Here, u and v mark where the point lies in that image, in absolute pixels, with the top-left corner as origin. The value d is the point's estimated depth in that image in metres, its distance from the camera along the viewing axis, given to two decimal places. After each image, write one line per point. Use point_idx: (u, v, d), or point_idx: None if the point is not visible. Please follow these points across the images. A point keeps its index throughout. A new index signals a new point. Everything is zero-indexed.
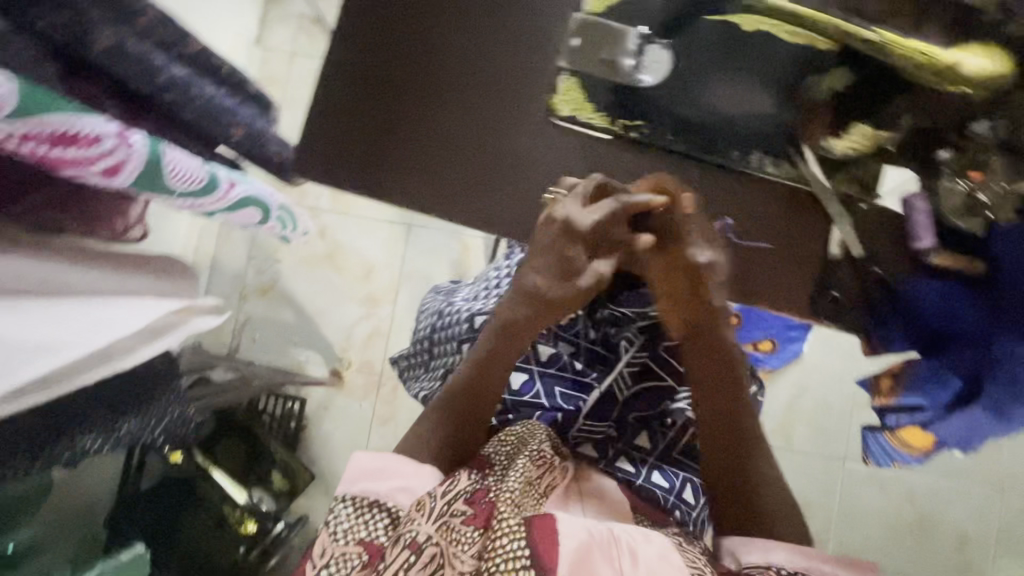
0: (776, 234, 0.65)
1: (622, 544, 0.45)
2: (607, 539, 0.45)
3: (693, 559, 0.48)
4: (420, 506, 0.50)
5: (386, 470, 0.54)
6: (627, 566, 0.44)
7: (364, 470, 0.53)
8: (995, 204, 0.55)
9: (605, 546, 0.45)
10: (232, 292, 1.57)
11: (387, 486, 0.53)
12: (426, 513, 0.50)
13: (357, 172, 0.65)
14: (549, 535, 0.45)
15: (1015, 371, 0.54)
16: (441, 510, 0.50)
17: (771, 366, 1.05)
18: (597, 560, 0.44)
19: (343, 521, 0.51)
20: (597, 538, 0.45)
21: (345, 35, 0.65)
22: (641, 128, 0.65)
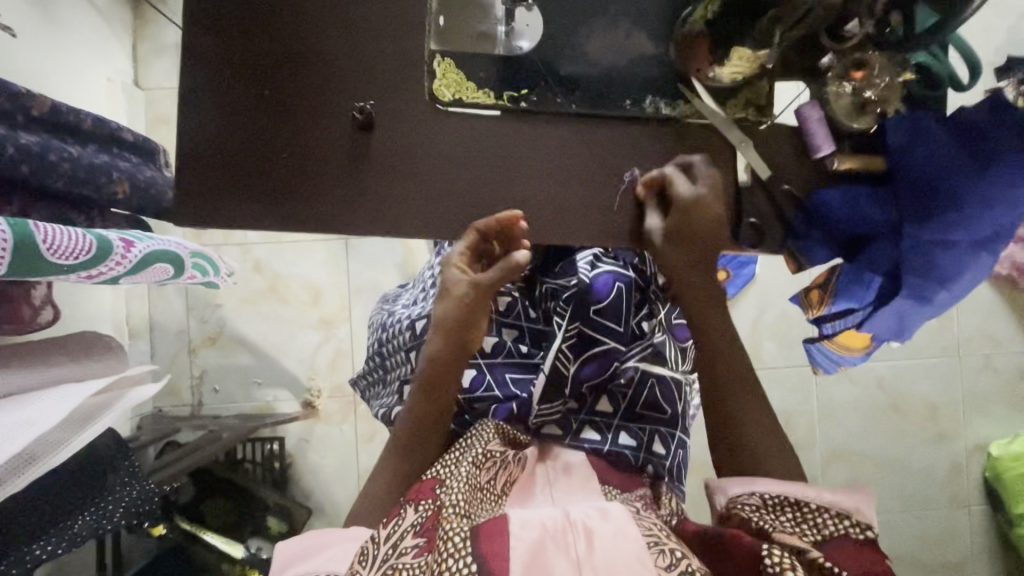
0: (686, 174, 0.64)
1: (577, 529, 0.48)
2: (561, 529, 0.48)
3: (649, 526, 0.51)
4: (364, 557, 0.48)
5: (317, 546, 0.51)
6: (582, 552, 0.47)
7: (289, 557, 0.50)
8: (882, 97, 0.59)
9: (557, 537, 0.48)
10: (180, 349, 1.51)
11: (316, 561, 0.49)
12: (370, 563, 0.47)
13: (246, 206, 0.61)
14: (496, 538, 0.47)
15: (928, 258, 0.56)
16: (387, 555, 0.48)
17: (727, 293, 1.07)
18: (551, 553, 0.47)
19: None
20: (550, 530, 0.48)
21: (197, 65, 0.61)
22: (529, 96, 0.63)
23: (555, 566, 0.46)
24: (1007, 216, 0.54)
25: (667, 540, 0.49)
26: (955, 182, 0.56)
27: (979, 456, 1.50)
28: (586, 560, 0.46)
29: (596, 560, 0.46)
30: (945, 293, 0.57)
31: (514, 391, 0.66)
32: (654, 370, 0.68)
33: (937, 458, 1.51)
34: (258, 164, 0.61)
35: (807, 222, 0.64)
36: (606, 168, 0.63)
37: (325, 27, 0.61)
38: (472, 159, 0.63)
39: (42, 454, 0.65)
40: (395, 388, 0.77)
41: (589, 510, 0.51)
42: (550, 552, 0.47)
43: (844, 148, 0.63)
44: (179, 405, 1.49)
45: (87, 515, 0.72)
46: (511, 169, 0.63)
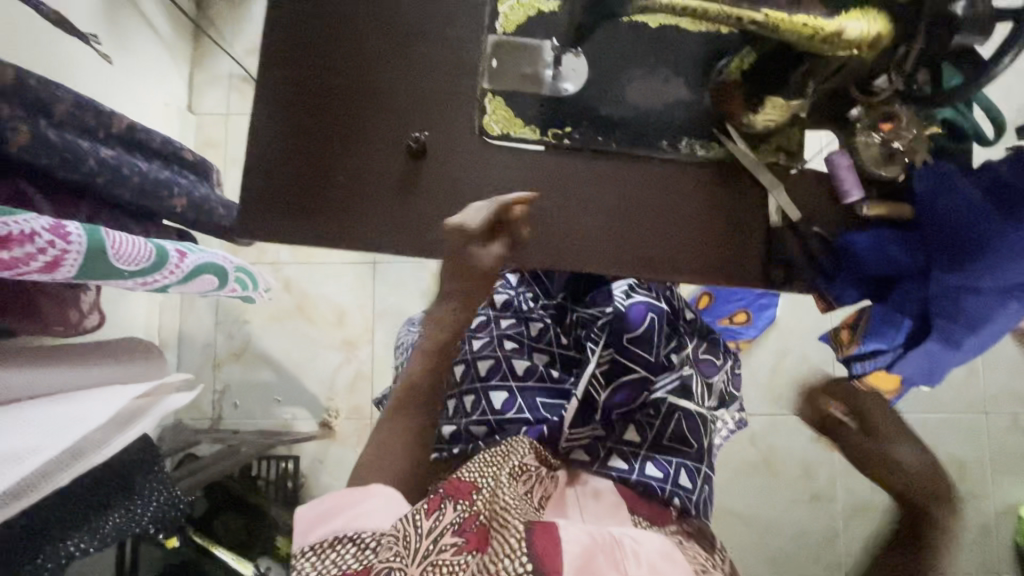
0: (719, 212, 0.67)
1: (625, 549, 0.50)
2: (609, 543, 0.50)
3: (695, 557, 0.55)
4: (406, 540, 0.49)
5: (338, 509, 0.53)
6: (631, 568, 0.49)
7: (316, 516, 0.52)
8: (910, 147, 0.62)
9: (606, 550, 0.49)
10: (205, 363, 1.54)
11: (343, 521, 0.52)
12: (411, 552, 0.49)
13: (300, 224, 0.65)
14: (548, 537, 0.48)
15: (960, 304, 0.58)
16: (428, 548, 0.49)
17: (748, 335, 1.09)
18: (601, 563, 0.48)
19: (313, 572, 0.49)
20: (599, 543, 0.50)
21: (267, 95, 0.66)
22: (572, 134, 0.67)
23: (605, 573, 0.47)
24: None
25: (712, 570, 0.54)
26: (971, 234, 0.58)
27: (1010, 518, 1.45)
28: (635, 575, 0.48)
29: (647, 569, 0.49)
30: (972, 339, 0.58)
31: (545, 414, 0.66)
32: (682, 403, 0.69)
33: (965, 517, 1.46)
34: (315, 186, 0.65)
35: (835, 264, 0.66)
36: (642, 204, 0.67)
37: (386, 66, 0.67)
38: (514, 191, 0.66)
39: (86, 451, 0.67)
40: None
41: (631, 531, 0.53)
42: (600, 561, 0.48)
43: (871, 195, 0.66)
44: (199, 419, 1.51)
45: (117, 516, 0.74)
46: (552, 201, 0.67)
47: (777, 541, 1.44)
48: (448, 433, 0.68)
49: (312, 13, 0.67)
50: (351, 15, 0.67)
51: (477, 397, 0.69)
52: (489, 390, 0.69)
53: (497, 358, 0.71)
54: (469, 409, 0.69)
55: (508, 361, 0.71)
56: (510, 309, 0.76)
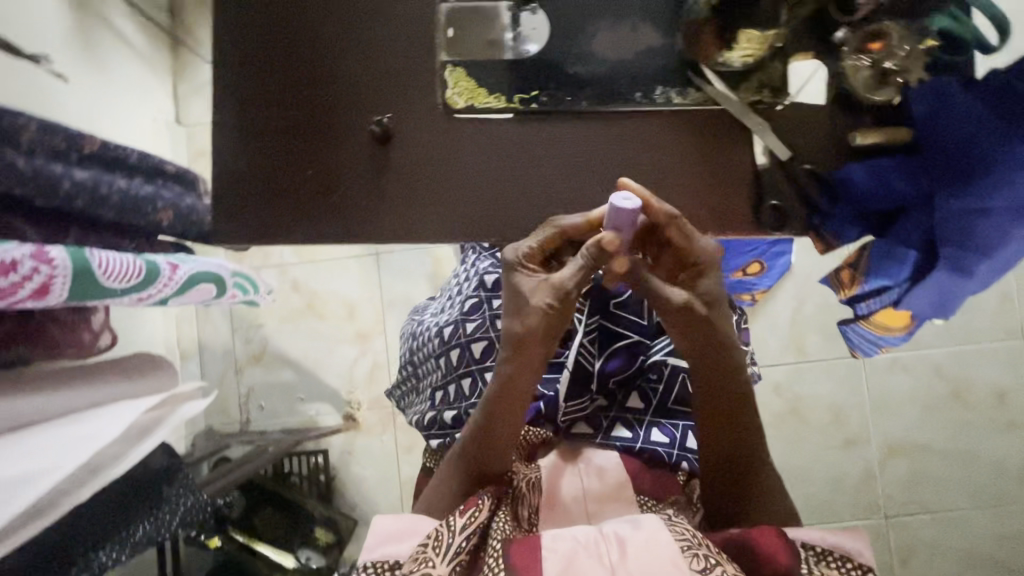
0: (704, 159, 0.63)
1: (610, 540, 0.48)
2: (592, 540, 0.49)
3: (682, 530, 0.49)
4: (432, 542, 0.51)
5: (411, 530, 0.55)
6: (616, 560, 0.47)
7: (386, 534, 0.54)
8: (904, 66, 0.58)
9: (591, 547, 0.48)
10: (226, 369, 1.58)
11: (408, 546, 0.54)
12: (441, 552, 0.51)
13: (280, 223, 0.64)
14: (531, 550, 0.48)
15: (968, 227, 0.55)
16: (452, 548, 0.51)
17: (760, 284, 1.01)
18: (585, 562, 0.47)
19: None
20: (584, 542, 0.48)
21: (230, 94, 0.64)
22: (539, 97, 0.64)
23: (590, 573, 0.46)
24: None
25: (699, 543, 0.48)
26: (990, 141, 0.54)
27: None
28: (620, 566, 0.46)
29: (629, 565, 0.46)
30: (986, 264, 0.55)
31: (541, 390, 0.64)
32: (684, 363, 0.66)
33: (1009, 449, 1.41)
34: (288, 184, 0.64)
35: (831, 201, 0.62)
36: (622, 158, 0.64)
37: (342, 51, 0.64)
38: (476, 166, 0.64)
39: (104, 466, 0.70)
40: (429, 395, 0.78)
41: (621, 523, 0.50)
42: (584, 561, 0.47)
43: (865, 123, 0.62)
44: (229, 422, 1.56)
45: (147, 523, 0.79)
46: (521, 173, 0.64)
47: (812, 490, 1.41)
48: (451, 418, 0.70)
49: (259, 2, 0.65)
50: (298, 4, 0.65)
51: (474, 379, 0.70)
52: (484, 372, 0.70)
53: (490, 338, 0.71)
54: (468, 392, 0.70)
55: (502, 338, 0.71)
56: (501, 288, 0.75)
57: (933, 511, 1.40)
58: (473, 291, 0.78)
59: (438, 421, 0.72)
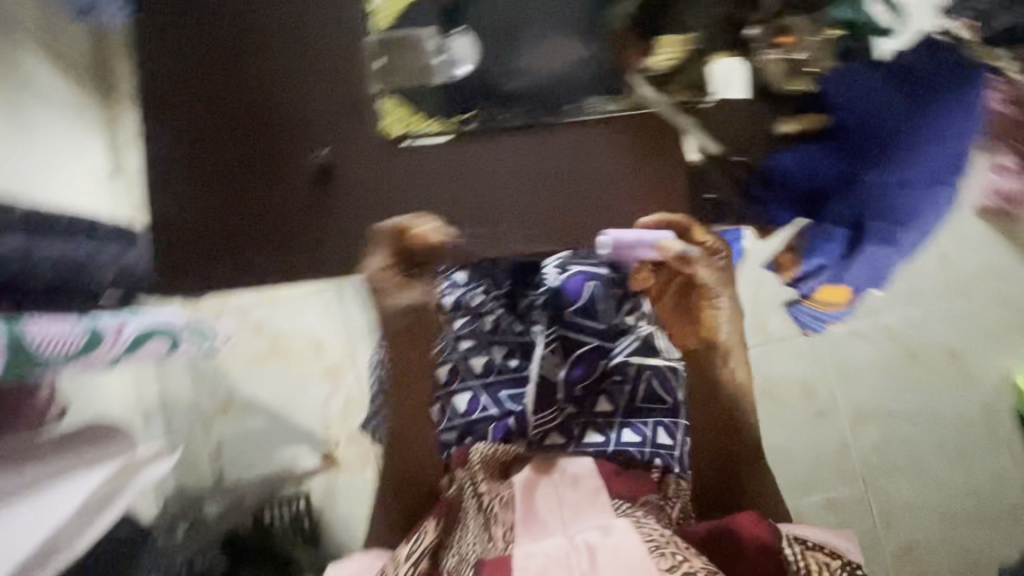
0: (640, 162, 0.65)
1: (580, 551, 0.50)
2: (564, 554, 0.50)
3: (650, 531, 0.51)
4: None
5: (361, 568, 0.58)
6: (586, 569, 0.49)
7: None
8: (813, 57, 0.61)
9: (560, 562, 0.50)
10: (194, 424, 1.52)
11: None
12: None
13: (224, 268, 0.62)
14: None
15: (887, 202, 0.60)
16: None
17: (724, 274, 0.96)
18: None
19: None
20: (554, 558, 0.50)
21: (163, 142, 0.63)
22: (477, 117, 0.65)
23: None
24: (956, 144, 0.59)
25: (667, 542, 0.50)
26: (892, 122, 0.60)
27: (1007, 391, 1.48)
28: None
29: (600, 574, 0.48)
30: (909, 233, 0.60)
31: (510, 406, 0.66)
32: (649, 362, 0.69)
33: (966, 402, 1.48)
34: (229, 227, 0.63)
35: (766, 188, 0.64)
36: (564, 169, 0.65)
37: (273, 91, 0.64)
38: (423, 190, 0.64)
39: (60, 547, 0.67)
40: None
41: (591, 531, 0.53)
42: None
43: (786, 113, 0.65)
44: (202, 478, 1.49)
45: None
46: (466, 192, 0.65)
47: (793, 466, 1.45)
48: None
49: (185, 50, 0.64)
50: (225, 48, 0.64)
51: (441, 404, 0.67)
52: (452, 395, 0.68)
53: (453, 360, 0.69)
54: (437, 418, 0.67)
55: (465, 361, 0.70)
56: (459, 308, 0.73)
57: (906, 469, 1.46)
58: None
59: None
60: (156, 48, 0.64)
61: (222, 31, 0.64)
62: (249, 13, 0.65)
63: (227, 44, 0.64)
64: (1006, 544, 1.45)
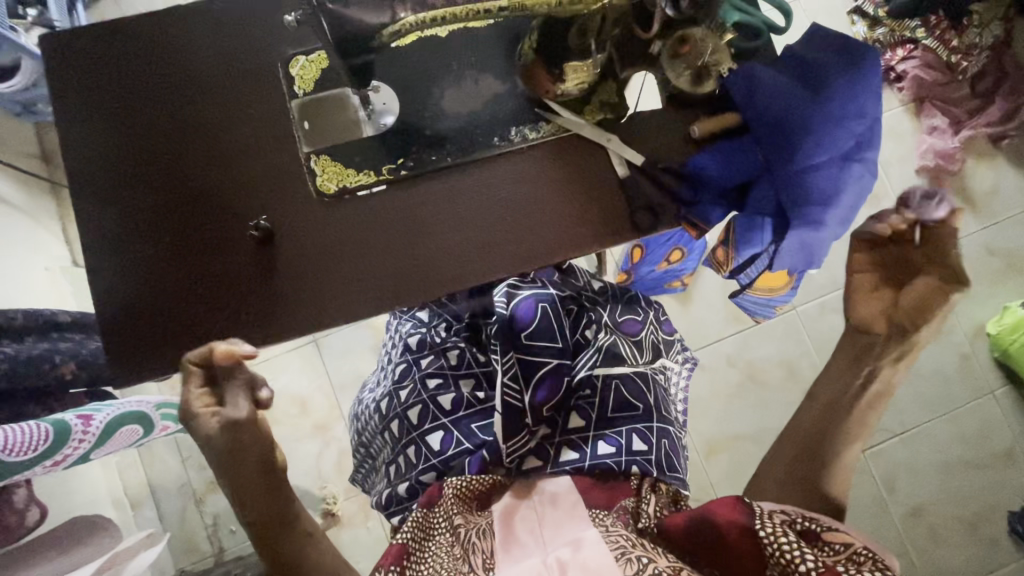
0: (570, 181, 0.68)
1: (553, 569, 0.52)
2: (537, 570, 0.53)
3: (616, 538, 0.54)
4: None
5: None
6: None
7: None
8: (716, 61, 0.67)
9: None
10: (186, 503, 1.48)
11: None
12: None
13: (177, 346, 0.63)
14: None
15: (804, 186, 0.62)
16: None
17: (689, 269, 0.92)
18: None
19: None
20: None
21: (100, 232, 0.64)
22: (406, 163, 0.67)
23: None
24: (859, 125, 0.63)
25: (633, 548, 0.53)
26: (795, 110, 0.63)
27: (979, 340, 1.51)
28: None
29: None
30: (830, 211, 0.61)
31: (482, 437, 0.66)
32: (615, 371, 0.70)
33: (944, 355, 1.51)
34: (178, 307, 0.63)
35: (693, 190, 0.67)
36: (499, 199, 0.67)
37: (206, 168, 0.65)
38: (364, 240, 0.66)
39: None
40: (384, 473, 0.75)
41: (564, 546, 0.55)
42: None
43: (700, 116, 0.68)
44: (201, 559, 1.45)
45: None
46: (406, 235, 0.66)
47: None
48: (405, 490, 0.68)
49: (111, 140, 0.65)
50: (152, 134, 0.66)
51: (417, 446, 0.69)
52: (426, 435, 0.69)
53: (422, 401, 0.71)
54: (416, 459, 0.68)
55: (434, 399, 0.71)
56: (426, 348, 0.76)
57: (899, 432, 1.48)
58: (400, 357, 0.78)
59: (394, 497, 0.69)
60: (81, 144, 0.65)
61: (146, 116, 0.66)
62: (171, 96, 0.66)
63: (152, 128, 0.66)
64: (1009, 488, 1.47)
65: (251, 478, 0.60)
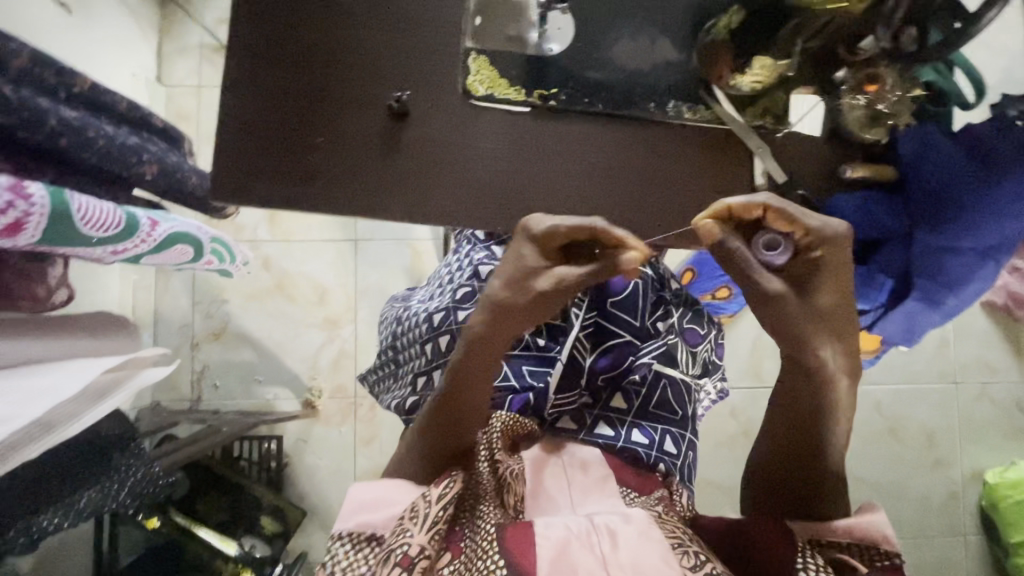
0: (706, 174, 0.66)
1: (601, 531, 0.50)
2: (585, 531, 0.50)
3: (672, 529, 0.52)
4: (414, 514, 0.52)
5: (384, 500, 0.55)
6: (607, 550, 0.49)
7: (362, 503, 0.54)
8: (894, 111, 0.63)
9: (582, 537, 0.49)
10: (181, 343, 1.50)
11: (382, 517, 0.54)
12: (419, 521, 0.51)
13: (281, 186, 0.62)
14: (524, 541, 0.49)
15: (938, 263, 0.61)
16: (431, 520, 0.51)
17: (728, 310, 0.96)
18: (576, 550, 0.48)
19: (343, 560, 0.52)
20: (575, 531, 0.50)
21: (243, 48, 0.63)
22: (558, 95, 0.65)
23: (580, 561, 0.48)
24: (1012, 226, 0.58)
25: (690, 542, 0.51)
26: (959, 189, 0.59)
27: (976, 483, 1.51)
28: (611, 558, 0.48)
29: (621, 556, 0.48)
30: (953, 298, 0.61)
31: (531, 381, 0.65)
32: (666, 370, 0.69)
33: (936, 484, 1.51)
34: (293, 149, 0.63)
35: None
36: (633, 165, 0.66)
37: (365, 26, 0.64)
38: (493, 152, 0.65)
39: (57, 424, 0.66)
40: (414, 380, 0.76)
41: (612, 515, 0.52)
42: (575, 549, 0.48)
43: (855, 159, 0.67)
44: (178, 400, 1.48)
45: (93, 491, 0.74)
46: (533, 164, 0.65)
47: None
48: None
49: None
50: None
51: None
52: None
53: None
54: None
55: None
56: None
57: None
58: (466, 281, 0.77)
59: None
60: None
61: None
62: None
63: None
64: None
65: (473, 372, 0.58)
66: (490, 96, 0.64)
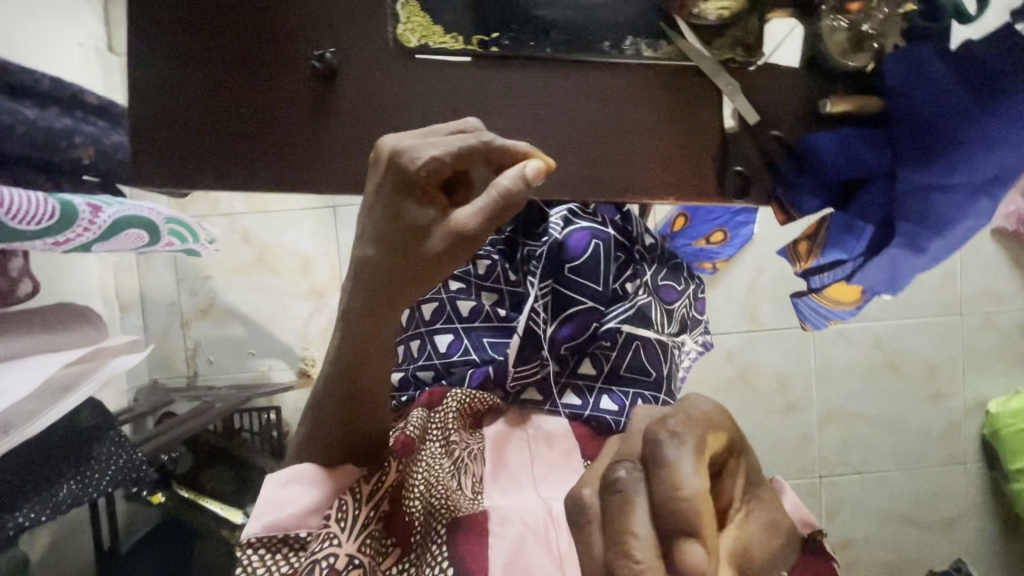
0: (669, 118, 0.60)
1: (557, 525, 0.52)
2: (542, 526, 0.52)
3: None
4: (343, 518, 0.51)
5: (292, 498, 0.51)
6: (562, 547, 0.51)
7: (269, 504, 0.51)
8: (881, 31, 0.57)
9: (538, 534, 0.52)
10: (171, 322, 1.50)
11: (289, 518, 0.51)
12: (348, 528, 0.51)
13: (205, 164, 0.58)
14: (479, 540, 0.50)
15: (922, 205, 0.55)
16: (360, 527, 0.51)
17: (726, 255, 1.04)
18: (532, 549, 0.51)
19: (257, 567, 0.50)
20: (533, 526, 0.52)
21: (148, 8, 0.57)
22: (501, 40, 0.59)
23: (535, 561, 0.50)
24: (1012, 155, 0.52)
25: None
26: (951, 121, 0.53)
27: (977, 413, 1.49)
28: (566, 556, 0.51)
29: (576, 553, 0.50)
30: (939, 242, 0.55)
31: (491, 354, 0.64)
32: (639, 332, 0.65)
33: (936, 416, 1.50)
34: (215, 121, 0.57)
35: (799, 170, 0.61)
36: (589, 113, 0.60)
37: None
38: (434, 109, 0.59)
39: (17, 424, 0.65)
40: None
41: None
42: (532, 549, 0.51)
43: (837, 91, 0.60)
44: (175, 377, 1.50)
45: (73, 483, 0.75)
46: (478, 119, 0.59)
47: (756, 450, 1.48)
48: (396, 380, 0.65)
49: None
50: None
51: (423, 341, 0.66)
52: (434, 333, 0.66)
53: (440, 299, 0.67)
54: (416, 355, 0.66)
55: (454, 302, 0.66)
56: None
57: (863, 471, 1.49)
58: None
59: None
60: None
61: None
62: None
63: None
64: (942, 551, 1.51)
65: (358, 369, 0.51)
66: (426, 47, 0.58)
